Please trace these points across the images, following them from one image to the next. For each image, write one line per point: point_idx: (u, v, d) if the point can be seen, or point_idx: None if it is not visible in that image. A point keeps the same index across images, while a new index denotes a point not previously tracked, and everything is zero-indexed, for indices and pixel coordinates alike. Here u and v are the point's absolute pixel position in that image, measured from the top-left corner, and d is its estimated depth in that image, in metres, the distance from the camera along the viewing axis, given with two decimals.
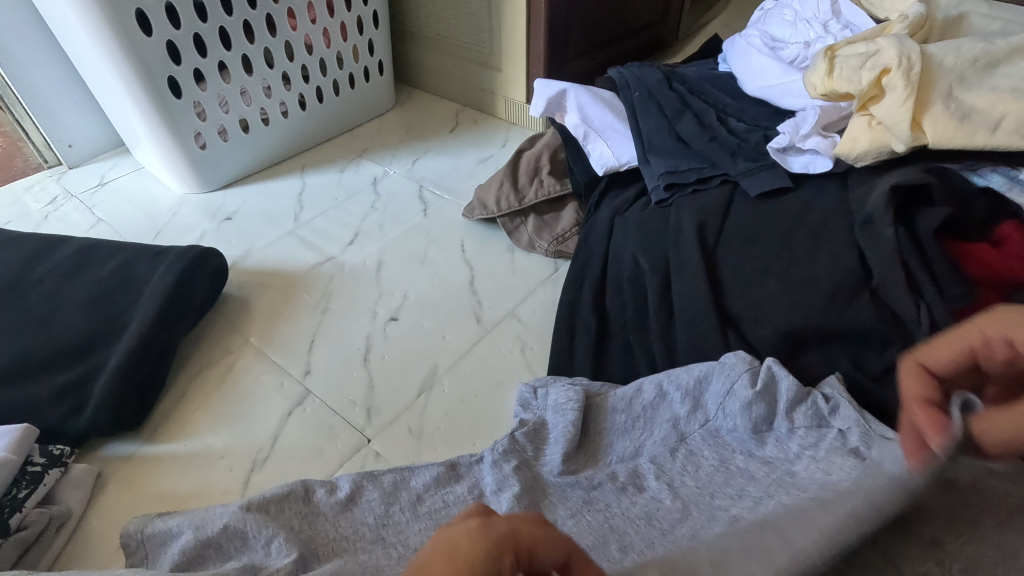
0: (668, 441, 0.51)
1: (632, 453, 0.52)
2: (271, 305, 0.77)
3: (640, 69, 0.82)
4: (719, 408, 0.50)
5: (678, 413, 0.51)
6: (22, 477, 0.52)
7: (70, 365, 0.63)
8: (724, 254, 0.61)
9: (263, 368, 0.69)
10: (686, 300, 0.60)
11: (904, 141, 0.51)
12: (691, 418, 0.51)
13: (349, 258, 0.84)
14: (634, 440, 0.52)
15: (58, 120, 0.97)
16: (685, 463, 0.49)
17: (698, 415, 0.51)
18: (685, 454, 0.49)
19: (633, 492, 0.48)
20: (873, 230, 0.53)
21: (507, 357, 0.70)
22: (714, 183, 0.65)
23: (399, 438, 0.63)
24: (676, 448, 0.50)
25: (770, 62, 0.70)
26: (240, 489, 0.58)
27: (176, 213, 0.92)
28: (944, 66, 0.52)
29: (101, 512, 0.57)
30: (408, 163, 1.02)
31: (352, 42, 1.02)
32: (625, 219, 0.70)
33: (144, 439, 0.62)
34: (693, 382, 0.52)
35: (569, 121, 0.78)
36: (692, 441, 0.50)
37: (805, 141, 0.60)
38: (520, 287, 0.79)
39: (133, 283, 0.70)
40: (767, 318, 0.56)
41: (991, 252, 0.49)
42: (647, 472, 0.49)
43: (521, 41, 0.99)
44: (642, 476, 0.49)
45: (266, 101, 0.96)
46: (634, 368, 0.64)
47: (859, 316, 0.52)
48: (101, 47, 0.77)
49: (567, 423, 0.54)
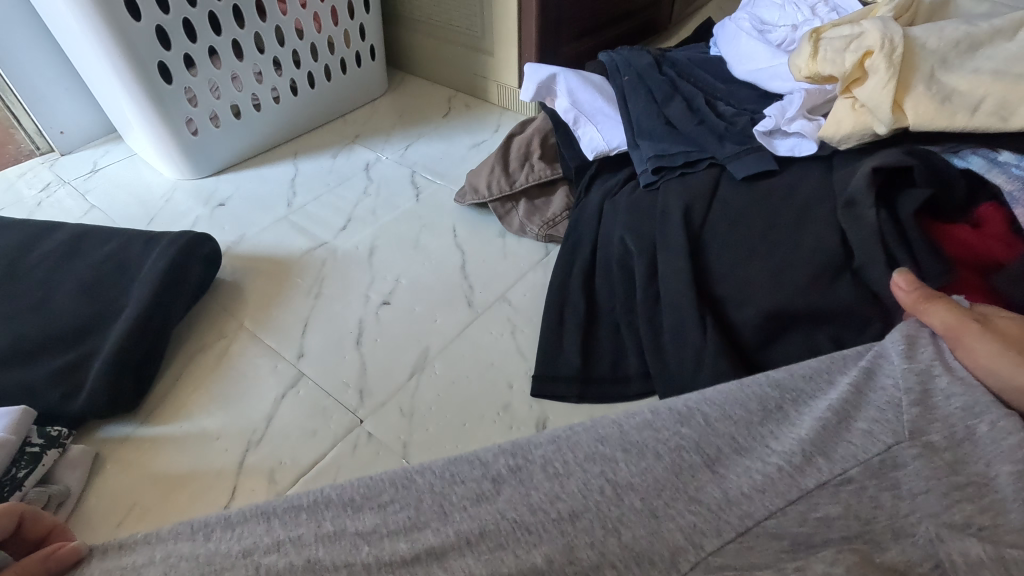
0: (899, 400, 0.38)
1: (823, 461, 0.36)
2: (264, 289, 0.78)
3: (629, 52, 0.82)
4: (842, 450, 0.36)
5: (911, 361, 0.39)
6: (21, 457, 0.53)
7: (67, 348, 0.64)
8: (709, 236, 0.62)
9: (257, 352, 0.70)
10: (672, 284, 0.61)
11: (885, 124, 0.52)
12: (831, 461, 0.36)
13: (342, 243, 0.85)
14: (868, 439, 0.36)
15: (49, 105, 0.96)
16: (799, 459, 0.36)
17: (829, 454, 0.36)
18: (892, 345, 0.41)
19: (775, 426, 0.39)
20: (855, 212, 0.53)
21: (498, 339, 0.71)
22: (701, 166, 0.66)
23: (391, 419, 0.64)
24: (881, 371, 0.40)
25: (759, 45, 0.70)
26: (237, 470, 0.60)
27: (169, 199, 0.93)
28: (927, 49, 0.52)
29: (100, 492, 0.58)
30: (400, 149, 1.03)
31: (343, 27, 1.02)
32: (614, 202, 0.71)
33: (140, 421, 0.63)
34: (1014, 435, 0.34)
35: (559, 106, 0.79)
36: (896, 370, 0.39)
37: (791, 124, 0.61)
38: (511, 271, 0.80)
39: (129, 268, 0.70)
40: (752, 300, 0.58)
41: (970, 232, 0.51)
42: (824, 414, 0.38)
43: (513, 24, 0.98)
44: (742, 490, 0.36)
45: (258, 87, 0.96)
46: (622, 353, 0.66)
47: (839, 296, 0.54)
48: (87, 29, 0.77)
49: (737, 522, 0.35)
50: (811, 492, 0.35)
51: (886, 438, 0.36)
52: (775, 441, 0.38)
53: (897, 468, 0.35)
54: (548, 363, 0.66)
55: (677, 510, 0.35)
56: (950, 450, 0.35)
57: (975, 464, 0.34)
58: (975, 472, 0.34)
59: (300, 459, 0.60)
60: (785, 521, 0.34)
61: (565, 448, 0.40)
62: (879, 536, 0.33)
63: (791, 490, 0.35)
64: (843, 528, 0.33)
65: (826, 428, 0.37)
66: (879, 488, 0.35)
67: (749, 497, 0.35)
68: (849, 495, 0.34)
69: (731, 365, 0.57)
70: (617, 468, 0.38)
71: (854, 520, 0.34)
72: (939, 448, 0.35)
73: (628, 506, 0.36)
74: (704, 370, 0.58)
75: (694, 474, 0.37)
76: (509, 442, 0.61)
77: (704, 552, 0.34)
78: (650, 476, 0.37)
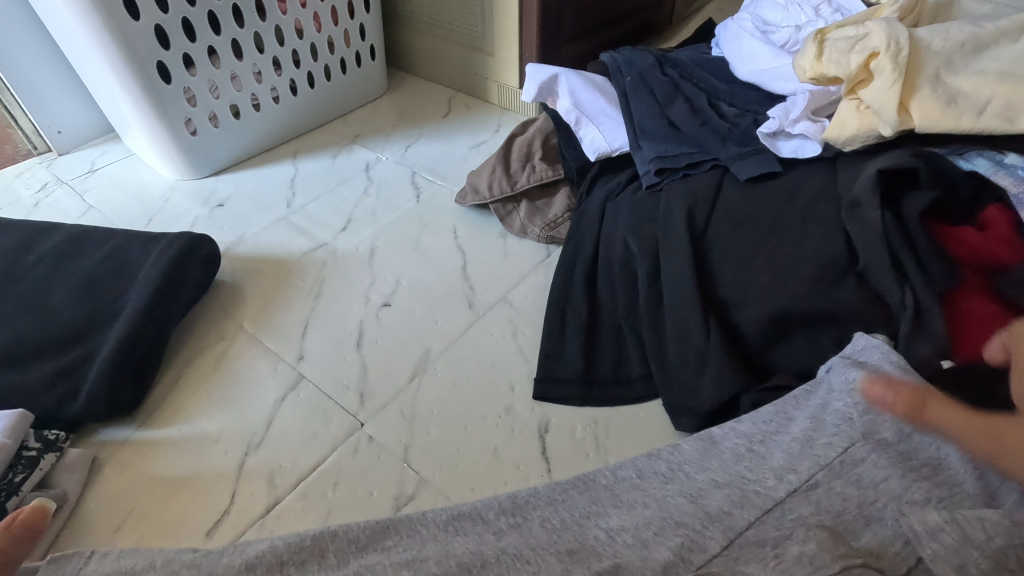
0: (851, 413, 0.40)
1: (792, 475, 0.38)
2: (263, 291, 0.77)
3: (631, 52, 0.82)
4: (806, 465, 0.38)
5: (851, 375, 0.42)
6: (18, 461, 0.52)
7: (64, 351, 0.64)
8: (713, 238, 0.61)
9: (257, 354, 0.70)
10: (674, 286, 0.61)
11: (891, 125, 0.52)
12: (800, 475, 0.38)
13: (342, 244, 0.84)
14: (829, 447, 0.39)
15: (46, 105, 0.96)
16: (768, 480, 0.39)
17: (796, 469, 0.38)
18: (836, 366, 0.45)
19: (748, 461, 0.41)
20: (859, 214, 0.53)
21: (499, 341, 0.71)
22: (704, 168, 0.65)
23: (392, 421, 0.63)
24: (832, 396, 0.42)
25: (762, 46, 0.70)
26: (236, 474, 0.59)
27: (168, 200, 0.92)
28: (933, 50, 0.52)
29: (98, 496, 0.57)
30: (400, 149, 1.02)
31: (343, 26, 1.01)
32: (615, 204, 0.71)
33: (139, 424, 0.63)
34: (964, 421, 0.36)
35: (560, 106, 0.78)
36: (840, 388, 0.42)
37: (795, 125, 0.60)
38: (512, 273, 0.79)
39: (127, 270, 0.70)
40: (755, 302, 0.58)
41: (975, 235, 0.51)
42: (787, 441, 0.41)
43: (514, 24, 0.98)
44: (724, 511, 0.38)
45: (257, 87, 0.95)
46: (624, 354, 0.66)
47: (844, 298, 0.54)
48: (85, 29, 0.76)
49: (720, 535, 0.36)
50: (784, 501, 0.37)
51: (842, 443, 0.39)
52: (748, 470, 0.40)
53: (856, 463, 0.38)
54: (550, 365, 0.66)
55: (665, 536, 0.37)
56: (902, 444, 0.38)
57: (926, 450, 0.37)
58: (927, 456, 0.37)
59: (301, 462, 0.60)
60: (764, 528, 0.36)
61: (561, 507, 0.43)
62: (851, 524, 0.35)
63: (766, 502, 0.37)
64: (814, 523, 0.35)
65: (791, 454, 0.40)
66: (844, 484, 0.37)
67: (730, 513, 0.37)
68: (818, 497, 0.37)
69: (734, 368, 0.56)
70: (611, 519, 0.40)
71: (827, 514, 0.35)
72: (892, 442, 0.38)
73: (620, 545, 0.37)
74: (707, 372, 0.57)
75: (677, 507, 0.39)
76: (512, 445, 0.61)
77: (692, 567, 0.35)
78: (637, 516, 0.40)
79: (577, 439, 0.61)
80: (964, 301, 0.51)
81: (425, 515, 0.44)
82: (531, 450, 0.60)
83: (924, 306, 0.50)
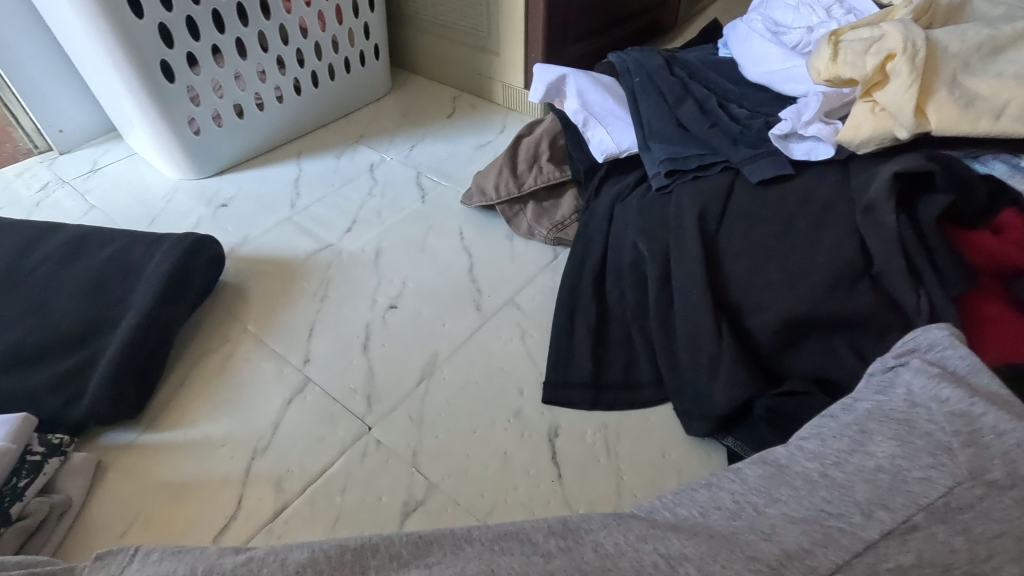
0: (948, 442, 0.36)
1: (884, 513, 0.34)
2: (268, 293, 0.76)
3: (639, 53, 0.81)
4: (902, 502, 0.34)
5: (944, 392, 0.39)
6: (22, 466, 0.51)
7: (68, 353, 0.63)
8: (725, 241, 0.61)
9: (262, 357, 0.69)
10: (686, 290, 0.60)
11: (907, 128, 0.51)
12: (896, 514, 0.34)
13: (348, 245, 0.83)
14: (928, 483, 0.34)
15: (48, 104, 0.95)
16: (858, 515, 0.34)
17: (887, 506, 0.34)
18: (921, 376, 0.41)
19: (825, 490, 0.37)
20: (874, 218, 0.53)
21: (507, 344, 0.70)
22: (716, 170, 0.64)
23: (400, 425, 0.62)
24: (918, 414, 0.38)
25: (772, 48, 0.70)
26: (242, 479, 0.58)
27: (171, 200, 0.91)
28: (950, 52, 0.51)
29: (103, 501, 0.57)
30: (405, 150, 1.01)
31: (348, 26, 1.00)
32: (625, 206, 0.70)
33: (144, 428, 0.62)
34: (1012, 432, 0.34)
35: (568, 107, 0.78)
36: (927, 400, 0.39)
37: (807, 127, 0.60)
38: (520, 275, 0.79)
39: (131, 271, 0.69)
40: (768, 306, 0.57)
41: (990, 240, 0.50)
42: (868, 469, 0.37)
43: (520, 25, 0.97)
44: (805, 548, 0.34)
45: (261, 86, 0.94)
46: (635, 357, 0.66)
47: (858, 303, 0.53)
48: (89, 28, 0.76)
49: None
50: (876, 544, 0.33)
51: (944, 480, 0.34)
52: (828, 502, 0.36)
53: (964, 509, 0.33)
54: (560, 368, 0.65)
55: (736, 569, 0.33)
56: (1017, 489, 0.33)
57: None
58: None
59: (308, 467, 0.59)
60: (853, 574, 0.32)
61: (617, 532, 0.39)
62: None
63: (856, 543, 0.33)
64: None
65: (881, 485, 0.36)
66: (949, 532, 0.32)
67: (811, 552, 0.33)
68: (919, 544, 0.32)
69: (746, 372, 0.56)
70: (670, 544, 0.36)
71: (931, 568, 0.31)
72: (1004, 487, 0.33)
73: None
74: (720, 376, 0.57)
75: (752, 543, 0.35)
76: (521, 450, 0.60)
77: None
78: (701, 545, 0.35)
79: (588, 444, 0.61)
80: (983, 306, 0.50)
81: (470, 531, 0.41)
82: (541, 455, 0.60)
83: (939, 310, 0.49)
